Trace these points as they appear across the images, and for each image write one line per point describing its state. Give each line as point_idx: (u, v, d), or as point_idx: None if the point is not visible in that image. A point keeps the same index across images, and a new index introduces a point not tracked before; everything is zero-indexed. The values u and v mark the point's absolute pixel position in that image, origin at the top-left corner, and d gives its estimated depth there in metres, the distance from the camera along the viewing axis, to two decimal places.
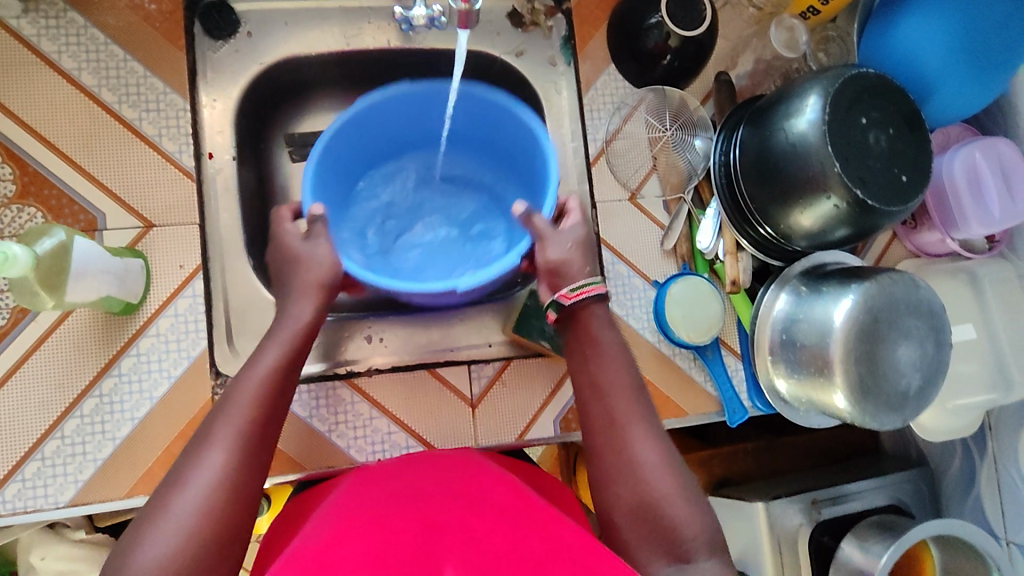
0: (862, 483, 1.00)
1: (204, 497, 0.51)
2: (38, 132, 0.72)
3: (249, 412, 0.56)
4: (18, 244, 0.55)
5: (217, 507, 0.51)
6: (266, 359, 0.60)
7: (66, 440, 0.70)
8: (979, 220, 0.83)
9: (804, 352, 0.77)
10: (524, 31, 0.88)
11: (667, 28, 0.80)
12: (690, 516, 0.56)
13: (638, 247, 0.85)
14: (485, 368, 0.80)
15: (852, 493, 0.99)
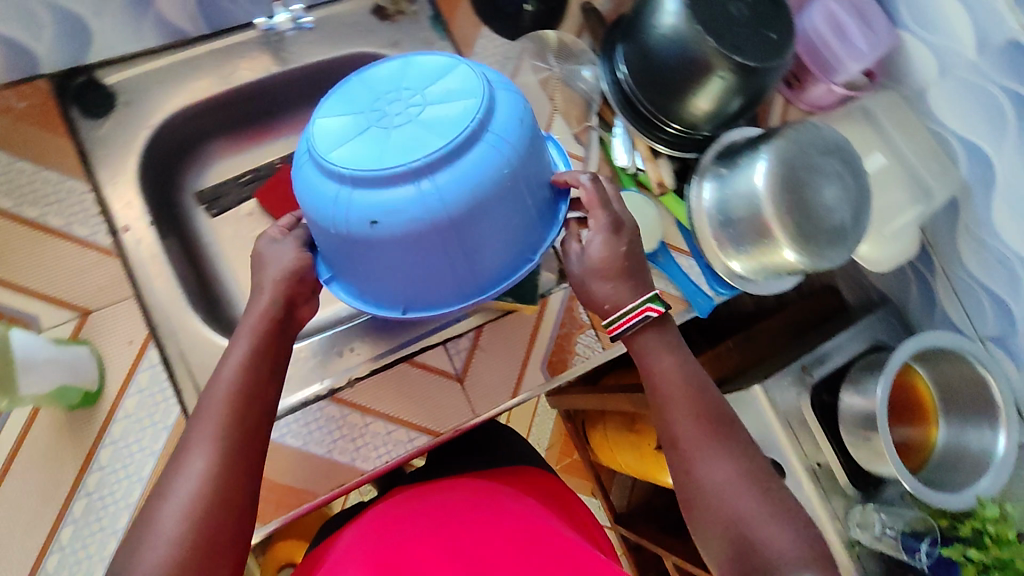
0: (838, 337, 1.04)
1: (181, 518, 0.55)
2: None
3: (223, 409, 0.60)
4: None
5: (188, 560, 0.54)
6: (236, 354, 0.62)
7: (67, 548, 0.68)
8: (851, 58, 0.91)
9: (743, 223, 0.81)
10: (392, 22, 0.90)
11: None
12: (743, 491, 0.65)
13: None
14: (461, 342, 0.81)
15: (831, 349, 1.03)
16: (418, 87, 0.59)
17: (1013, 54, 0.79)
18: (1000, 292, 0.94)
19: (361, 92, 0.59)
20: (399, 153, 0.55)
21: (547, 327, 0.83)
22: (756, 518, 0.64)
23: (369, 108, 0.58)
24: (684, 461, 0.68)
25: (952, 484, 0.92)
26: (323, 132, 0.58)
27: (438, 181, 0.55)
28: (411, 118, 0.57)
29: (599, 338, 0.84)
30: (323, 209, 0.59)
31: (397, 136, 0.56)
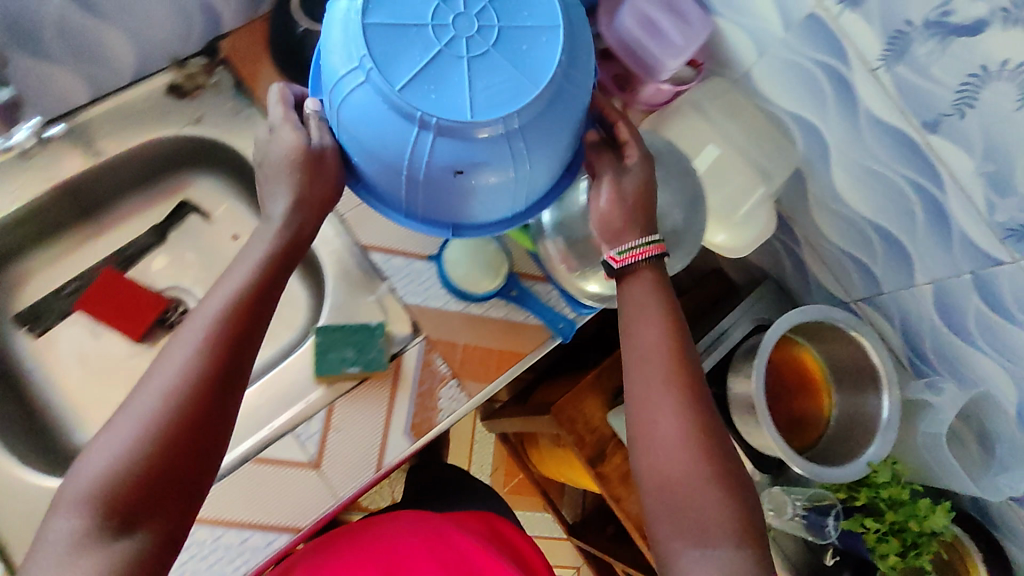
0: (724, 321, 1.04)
1: (155, 403, 0.58)
2: None
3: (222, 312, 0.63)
4: None
5: (115, 479, 0.56)
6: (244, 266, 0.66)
7: None
8: (670, 56, 0.89)
9: (583, 244, 0.80)
10: (192, 99, 0.84)
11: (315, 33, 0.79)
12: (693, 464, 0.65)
13: (397, 236, 0.84)
14: (312, 425, 0.77)
15: (723, 333, 1.03)
16: (474, 8, 0.63)
17: (816, 27, 0.79)
18: (860, 256, 0.95)
19: (417, 7, 0.63)
20: (488, 101, 0.62)
21: (404, 390, 0.79)
22: (694, 480, 0.64)
23: (433, 30, 0.62)
24: (648, 408, 0.68)
25: (840, 456, 0.92)
26: (385, 54, 0.62)
27: (522, 122, 0.63)
28: (489, 45, 0.63)
29: (462, 388, 0.81)
30: (391, 141, 0.65)
31: (474, 72, 0.62)
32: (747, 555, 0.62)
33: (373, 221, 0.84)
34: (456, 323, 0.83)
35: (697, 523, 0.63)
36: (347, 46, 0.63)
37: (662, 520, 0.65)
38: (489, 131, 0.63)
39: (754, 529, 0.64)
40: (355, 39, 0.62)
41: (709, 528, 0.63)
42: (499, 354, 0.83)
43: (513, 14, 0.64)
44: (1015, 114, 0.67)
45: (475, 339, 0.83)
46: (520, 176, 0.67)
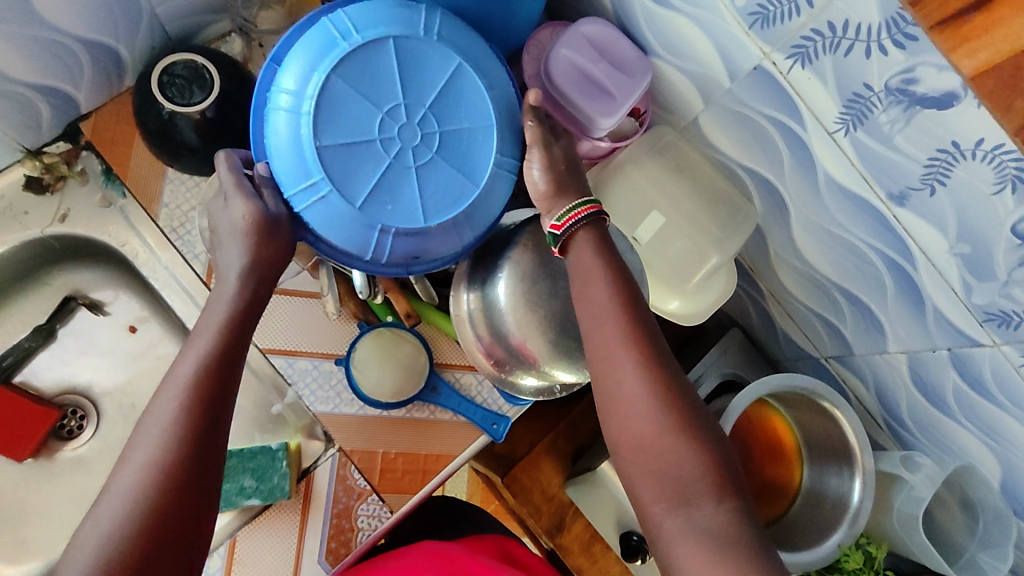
0: (694, 372, 0.96)
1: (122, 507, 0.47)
2: None
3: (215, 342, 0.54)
4: None
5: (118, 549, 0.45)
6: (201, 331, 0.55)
7: None
8: (602, 113, 0.77)
9: (507, 345, 0.69)
10: (55, 192, 0.75)
11: (188, 115, 0.69)
12: (653, 421, 0.56)
13: (304, 334, 0.74)
14: (212, 562, 0.69)
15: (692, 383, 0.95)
16: (416, 114, 0.59)
17: (764, 81, 0.68)
18: (828, 316, 0.85)
19: (360, 116, 0.58)
20: (437, 209, 0.59)
21: (317, 512, 0.72)
22: (665, 438, 0.56)
23: (381, 144, 0.58)
24: (604, 367, 0.59)
25: (802, 538, 0.84)
26: (342, 172, 0.58)
27: (470, 220, 0.61)
28: (434, 152, 0.59)
29: (383, 503, 0.73)
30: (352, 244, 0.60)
31: (423, 182, 0.59)
32: (745, 509, 0.54)
33: (271, 320, 0.74)
34: (374, 429, 0.74)
35: (675, 482, 0.54)
36: (300, 157, 0.58)
37: (638, 484, 0.57)
38: (439, 233, 0.60)
39: (730, 474, 0.55)
40: (308, 156, 0.57)
41: (687, 485, 0.54)
42: (425, 460, 0.74)
43: (451, 115, 0.60)
44: (993, 198, 0.57)
45: (396, 447, 0.74)
46: (467, 252, 0.66)
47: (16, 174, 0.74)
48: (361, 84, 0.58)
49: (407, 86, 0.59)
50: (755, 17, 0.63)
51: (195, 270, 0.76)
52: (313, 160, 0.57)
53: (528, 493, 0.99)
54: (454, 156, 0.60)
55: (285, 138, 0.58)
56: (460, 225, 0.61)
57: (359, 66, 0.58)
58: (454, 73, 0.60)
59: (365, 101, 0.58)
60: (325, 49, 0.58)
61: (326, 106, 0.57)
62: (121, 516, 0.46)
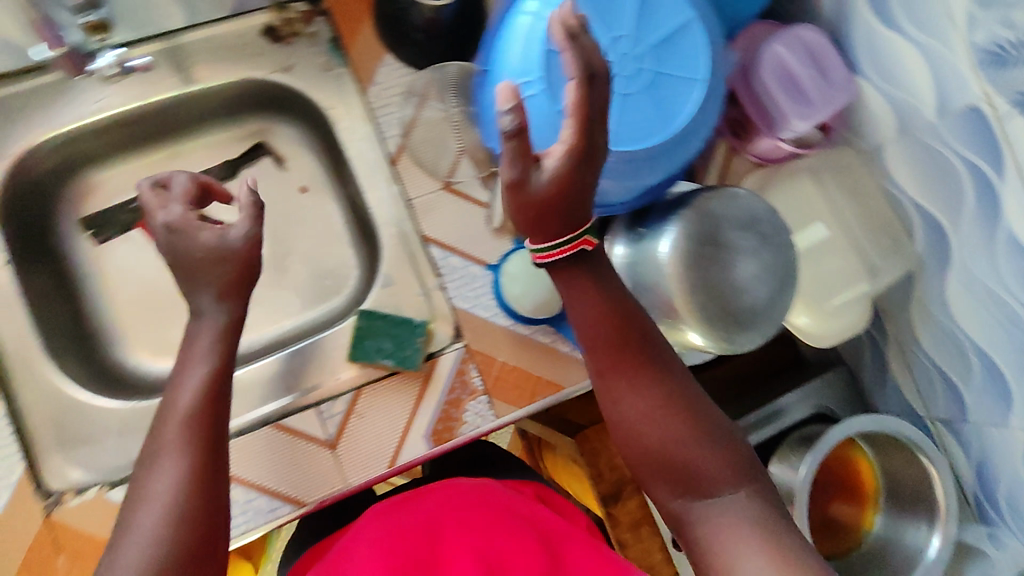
0: (787, 397, 0.97)
1: (174, 495, 0.56)
2: None
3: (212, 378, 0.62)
4: None
5: (174, 531, 0.54)
6: (192, 377, 0.62)
7: None
8: (798, 114, 0.79)
9: (650, 296, 0.73)
10: (286, 45, 0.82)
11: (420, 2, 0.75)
12: (674, 427, 0.59)
13: (464, 232, 0.81)
14: (336, 405, 0.76)
15: (784, 408, 0.96)
16: (640, 48, 0.61)
17: (974, 122, 0.68)
18: (954, 377, 0.84)
19: (590, 34, 0.61)
20: (626, 139, 0.62)
21: (433, 393, 0.77)
22: (682, 442, 0.58)
23: (598, 64, 0.61)
24: (614, 388, 0.60)
25: None
26: (557, 79, 0.62)
27: (649, 159, 0.64)
28: (642, 86, 0.61)
29: (491, 406, 0.78)
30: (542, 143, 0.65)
31: (623, 110, 0.61)
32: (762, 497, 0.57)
33: (440, 212, 0.81)
34: (501, 337, 0.80)
35: (692, 479, 0.58)
36: (526, 59, 0.63)
37: (653, 487, 0.60)
38: (618, 160, 0.63)
39: (747, 462, 0.59)
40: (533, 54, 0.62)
41: (706, 482, 0.58)
42: (537, 382, 0.79)
43: (665, 60, 0.62)
44: None
45: (517, 361, 0.79)
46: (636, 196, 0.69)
47: (260, 19, 0.81)
48: (602, 5, 0.61)
49: (641, 19, 0.61)
50: (988, 57, 0.64)
51: (383, 149, 0.82)
52: (535, 62, 0.62)
53: (596, 454, 1.01)
54: (660, 93, 0.62)
55: (520, 35, 0.64)
56: (641, 159, 0.63)
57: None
58: (684, 26, 0.62)
59: (594, 23, 0.61)
60: None
61: None
62: (162, 500, 0.55)
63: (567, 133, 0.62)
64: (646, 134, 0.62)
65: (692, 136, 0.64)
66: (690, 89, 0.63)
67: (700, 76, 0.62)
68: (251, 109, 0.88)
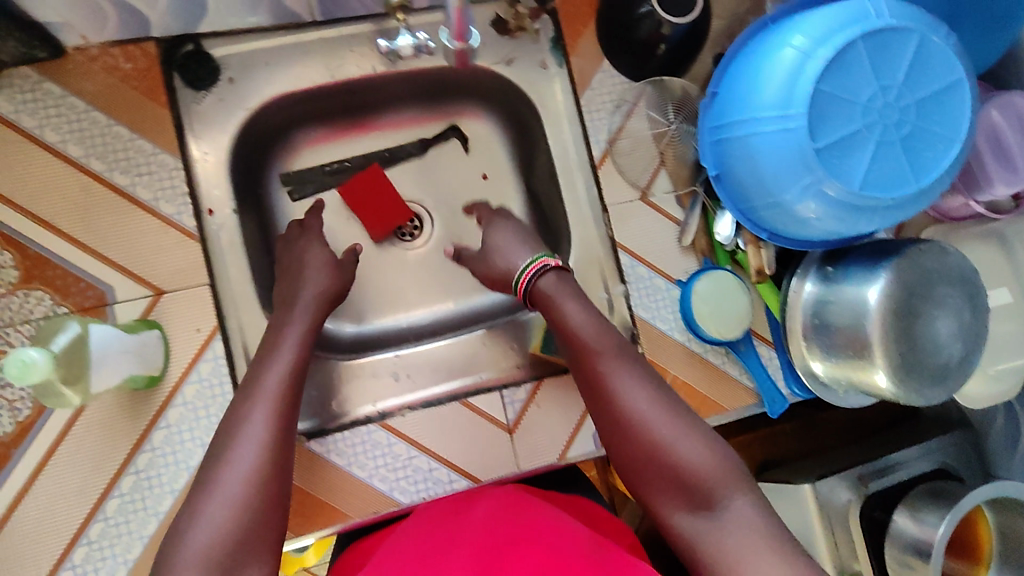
0: (906, 451, 0.97)
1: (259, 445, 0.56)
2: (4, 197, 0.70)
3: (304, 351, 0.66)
4: (35, 348, 0.52)
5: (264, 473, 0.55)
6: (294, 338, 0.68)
7: (93, 546, 0.69)
8: (1004, 180, 0.80)
9: (839, 334, 0.77)
10: (511, 38, 0.85)
11: (658, 16, 0.77)
12: (667, 419, 0.61)
13: (654, 245, 0.83)
14: (518, 392, 0.80)
15: (897, 463, 0.97)
16: (906, 102, 0.63)
17: None
18: None
19: (862, 81, 0.63)
20: (872, 186, 0.64)
21: None
22: (668, 437, 0.60)
23: (864, 111, 0.63)
24: (607, 384, 0.65)
25: None
26: (820, 117, 0.64)
27: (885, 209, 0.66)
28: (900, 139, 0.64)
29: None
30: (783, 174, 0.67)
31: (876, 158, 0.64)
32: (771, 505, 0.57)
33: (634, 222, 0.84)
34: (676, 352, 0.83)
35: (680, 478, 0.59)
36: (789, 91, 0.65)
37: (650, 488, 0.61)
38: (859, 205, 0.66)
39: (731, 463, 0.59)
40: (801, 90, 0.64)
41: (690, 481, 0.58)
42: (702, 400, 0.83)
43: (929, 115, 0.64)
44: None
45: (687, 377, 0.83)
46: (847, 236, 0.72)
47: (489, 11, 0.84)
48: (880, 55, 0.63)
49: (913, 74, 0.63)
50: None
51: (587, 153, 0.85)
52: (801, 97, 0.64)
53: None
54: (914, 148, 0.64)
55: (785, 66, 0.66)
56: (878, 207, 0.66)
57: (883, 39, 0.63)
58: (953, 87, 0.64)
59: (871, 71, 0.63)
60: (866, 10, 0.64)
61: (840, 60, 0.63)
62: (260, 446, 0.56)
63: (822, 170, 0.64)
64: (892, 185, 0.64)
65: (930, 193, 0.66)
66: (942, 149, 0.65)
67: (956, 140, 0.65)
68: (451, 93, 0.89)
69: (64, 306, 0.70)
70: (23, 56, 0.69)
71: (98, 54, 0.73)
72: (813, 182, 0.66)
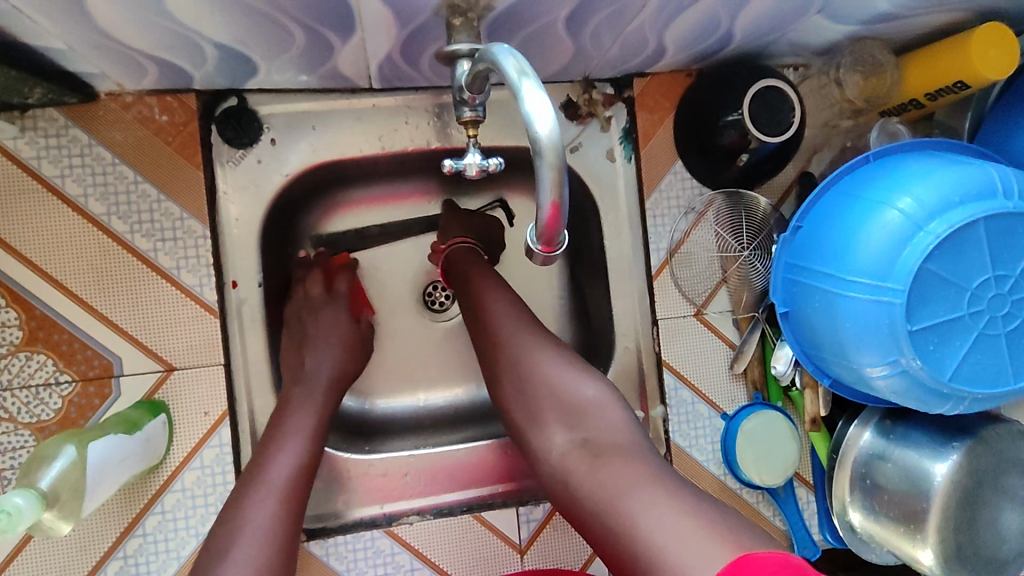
0: None
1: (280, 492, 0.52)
2: (16, 250, 0.65)
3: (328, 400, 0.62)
4: (19, 489, 0.46)
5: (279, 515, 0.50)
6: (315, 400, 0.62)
7: None
8: None
9: (889, 503, 0.70)
10: (580, 124, 0.78)
11: (747, 129, 0.70)
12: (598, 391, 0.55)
13: (702, 367, 0.78)
14: (535, 511, 0.75)
15: None
16: (1018, 294, 0.57)
17: None
18: None
19: (974, 266, 0.56)
20: (966, 378, 0.58)
21: None
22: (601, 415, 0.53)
23: (969, 297, 0.57)
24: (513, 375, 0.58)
25: None
26: (919, 297, 0.57)
27: (974, 400, 0.60)
28: (1004, 332, 0.57)
29: None
30: (864, 344, 0.61)
31: (973, 349, 0.57)
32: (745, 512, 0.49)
33: (685, 340, 0.78)
34: (709, 487, 0.77)
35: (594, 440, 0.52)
36: (887, 261, 0.58)
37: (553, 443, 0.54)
38: (949, 395, 0.59)
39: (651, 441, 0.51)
40: (902, 263, 0.57)
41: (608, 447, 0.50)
42: None
43: None
44: None
45: None
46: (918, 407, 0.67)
47: (561, 92, 0.76)
48: (998, 239, 0.56)
49: None
50: None
51: (645, 258, 0.78)
52: (901, 272, 0.57)
53: None
54: (1019, 344, 0.58)
55: (887, 230, 0.59)
56: (966, 398, 0.60)
57: (1007, 223, 0.56)
58: None
59: (986, 256, 0.56)
60: (987, 182, 0.58)
61: (954, 239, 0.56)
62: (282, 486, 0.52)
63: (912, 354, 0.57)
64: (988, 380, 0.58)
65: None
66: None
67: None
68: None
69: (67, 374, 0.65)
70: (50, 101, 0.63)
71: (133, 102, 0.66)
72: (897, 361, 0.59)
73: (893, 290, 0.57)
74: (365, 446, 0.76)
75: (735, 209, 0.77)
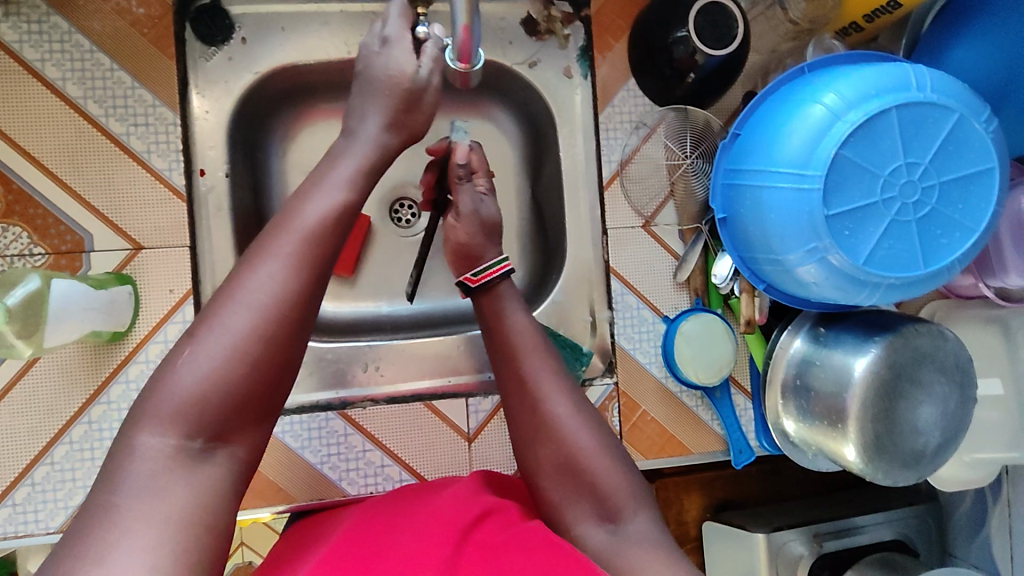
0: (871, 516, 0.94)
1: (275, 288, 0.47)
2: None
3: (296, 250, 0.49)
4: None
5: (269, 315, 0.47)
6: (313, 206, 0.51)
7: (36, 487, 0.69)
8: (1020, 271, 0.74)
9: (817, 400, 0.74)
10: (538, 40, 0.82)
11: (692, 43, 0.74)
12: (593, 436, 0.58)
13: (647, 275, 0.82)
14: (483, 402, 0.79)
15: (861, 526, 0.93)
16: (928, 182, 0.61)
17: None
18: None
19: (886, 153, 0.60)
20: (880, 262, 0.61)
21: None
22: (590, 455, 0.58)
23: (883, 184, 0.60)
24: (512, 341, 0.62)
25: None
26: (835, 184, 0.61)
27: (889, 287, 0.63)
28: (915, 218, 0.61)
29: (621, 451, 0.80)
30: (789, 234, 0.64)
31: (887, 234, 0.61)
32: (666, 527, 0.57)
33: (632, 249, 0.81)
34: (650, 389, 0.81)
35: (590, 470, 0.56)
36: (807, 152, 0.62)
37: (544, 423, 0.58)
38: (865, 280, 0.63)
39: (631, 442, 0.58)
40: (821, 152, 0.61)
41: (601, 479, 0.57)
42: (668, 440, 0.81)
43: (952, 200, 0.62)
44: None
45: (657, 413, 0.81)
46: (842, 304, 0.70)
47: (521, 9, 0.81)
48: (908, 130, 0.60)
49: (936, 155, 0.61)
50: None
51: (597, 171, 0.82)
52: (819, 160, 0.61)
53: (666, 504, 1.05)
54: (929, 230, 0.61)
55: (809, 124, 0.63)
56: (883, 284, 0.63)
57: (917, 113, 0.60)
58: (980, 174, 0.62)
59: (897, 144, 0.60)
60: (900, 77, 0.62)
61: (868, 127, 0.60)
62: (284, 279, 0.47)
63: (829, 238, 0.61)
64: (900, 265, 0.62)
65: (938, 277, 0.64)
66: (958, 234, 0.62)
67: (974, 227, 0.62)
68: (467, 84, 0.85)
69: (40, 247, 0.69)
70: None
71: None
72: (817, 248, 0.63)
73: (813, 177, 0.61)
74: (327, 338, 0.81)
75: (683, 124, 0.80)
